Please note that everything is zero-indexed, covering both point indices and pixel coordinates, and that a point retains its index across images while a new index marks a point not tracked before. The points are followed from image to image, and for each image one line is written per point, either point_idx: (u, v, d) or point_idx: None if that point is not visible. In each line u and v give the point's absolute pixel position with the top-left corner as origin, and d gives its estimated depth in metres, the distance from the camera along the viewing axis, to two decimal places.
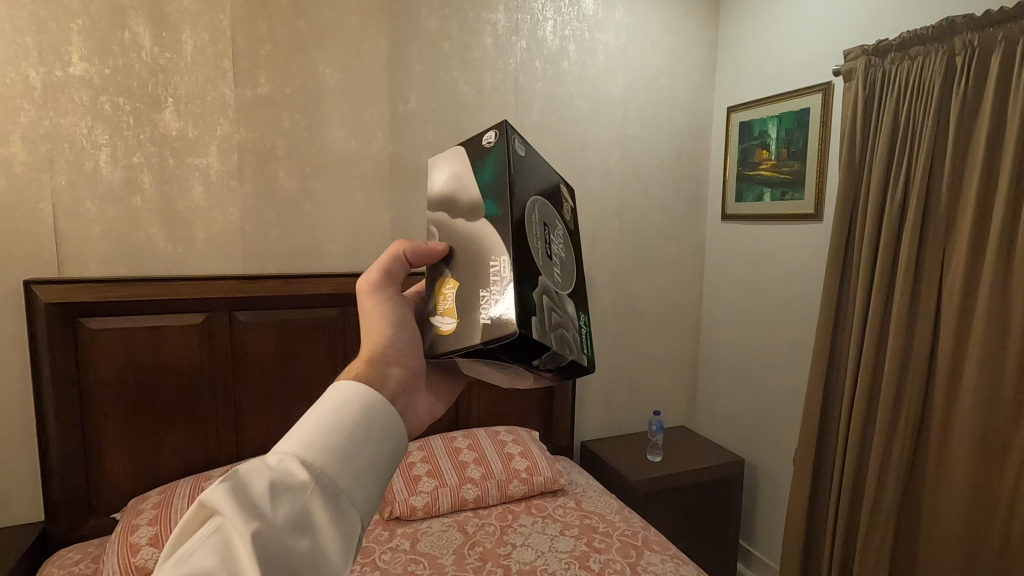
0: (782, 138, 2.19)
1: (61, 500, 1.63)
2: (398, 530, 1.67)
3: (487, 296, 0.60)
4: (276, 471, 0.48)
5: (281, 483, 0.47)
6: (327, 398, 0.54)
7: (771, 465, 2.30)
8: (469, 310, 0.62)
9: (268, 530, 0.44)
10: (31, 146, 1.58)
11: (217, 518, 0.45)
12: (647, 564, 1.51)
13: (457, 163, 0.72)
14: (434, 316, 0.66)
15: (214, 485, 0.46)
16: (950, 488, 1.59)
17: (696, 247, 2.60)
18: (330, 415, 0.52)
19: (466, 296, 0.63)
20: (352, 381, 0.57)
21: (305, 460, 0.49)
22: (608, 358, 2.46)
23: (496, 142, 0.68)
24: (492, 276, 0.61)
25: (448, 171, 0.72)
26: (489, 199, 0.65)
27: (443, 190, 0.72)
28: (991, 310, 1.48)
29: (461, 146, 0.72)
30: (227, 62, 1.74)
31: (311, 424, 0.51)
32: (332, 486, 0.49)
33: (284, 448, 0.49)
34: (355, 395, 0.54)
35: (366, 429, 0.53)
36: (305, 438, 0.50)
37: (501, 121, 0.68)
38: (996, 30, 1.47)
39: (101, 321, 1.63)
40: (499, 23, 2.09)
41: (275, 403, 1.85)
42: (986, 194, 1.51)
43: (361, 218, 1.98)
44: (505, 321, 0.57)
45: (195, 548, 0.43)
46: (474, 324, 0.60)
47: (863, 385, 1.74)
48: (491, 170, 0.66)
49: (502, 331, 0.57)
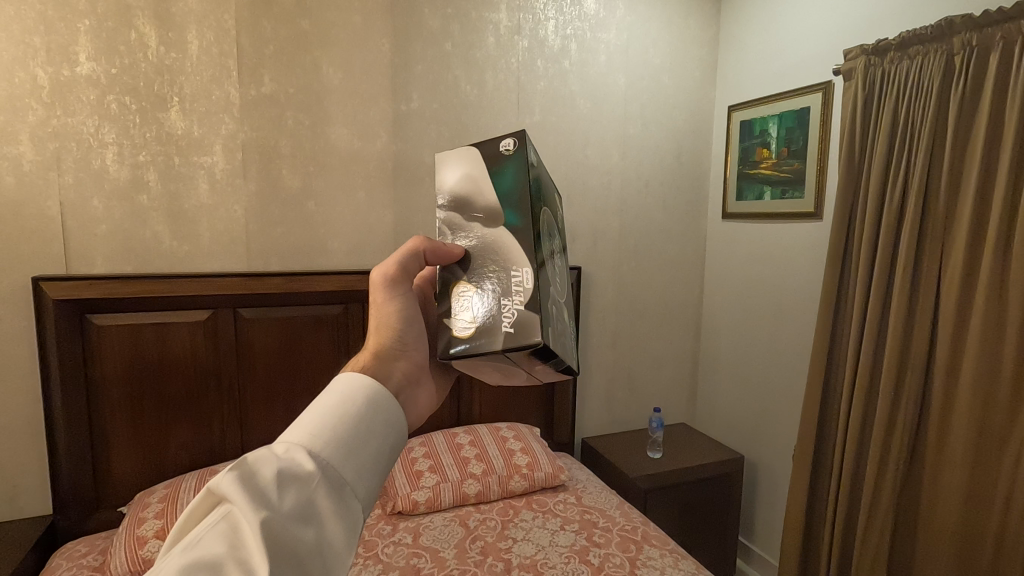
0: (782, 137, 2.20)
1: (70, 492, 1.66)
2: (401, 524, 1.69)
3: (507, 306, 0.64)
4: (283, 460, 0.49)
5: (288, 472, 0.49)
6: (333, 390, 0.56)
7: (771, 462, 2.31)
8: (487, 317, 0.65)
9: (274, 518, 0.46)
10: (39, 145, 1.60)
11: (225, 505, 0.47)
12: (646, 559, 1.53)
13: (469, 164, 0.73)
14: (448, 318, 0.67)
15: (223, 473, 0.47)
16: (947, 485, 1.60)
17: (697, 245, 2.61)
18: (337, 406, 0.54)
19: (486, 301, 0.66)
20: (356, 373, 0.59)
21: (311, 450, 0.51)
22: (609, 354, 2.48)
23: (515, 151, 0.71)
24: (512, 286, 0.65)
25: (459, 170, 0.73)
26: (510, 209, 0.69)
27: (455, 190, 0.73)
28: (988, 306, 1.50)
29: (473, 147, 0.74)
30: (232, 61, 1.76)
31: (317, 416, 0.53)
32: (337, 477, 0.51)
33: (291, 438, 0.51)
34: (361, 389, 0.56)
35: (371, 421, 0.55)
36: (311, 429, 0.52)
37: (520, 131, 0.72)
38: (994, 30, 1.48)
39: (109, 316, 1.65)
40: (501, 23, 2.10)
41: (280, 399, 1.87)
42: (985, 192, 1.53)
43: (365, 216, 2.00)
44: (529, 331, 0.62)
45: (204, 533, 0.45)
46: (493, 331, 0.64)
47: (861, 384, 1.76)
48: (511, 179, 0.70)
49: (526, 339, 0.62)
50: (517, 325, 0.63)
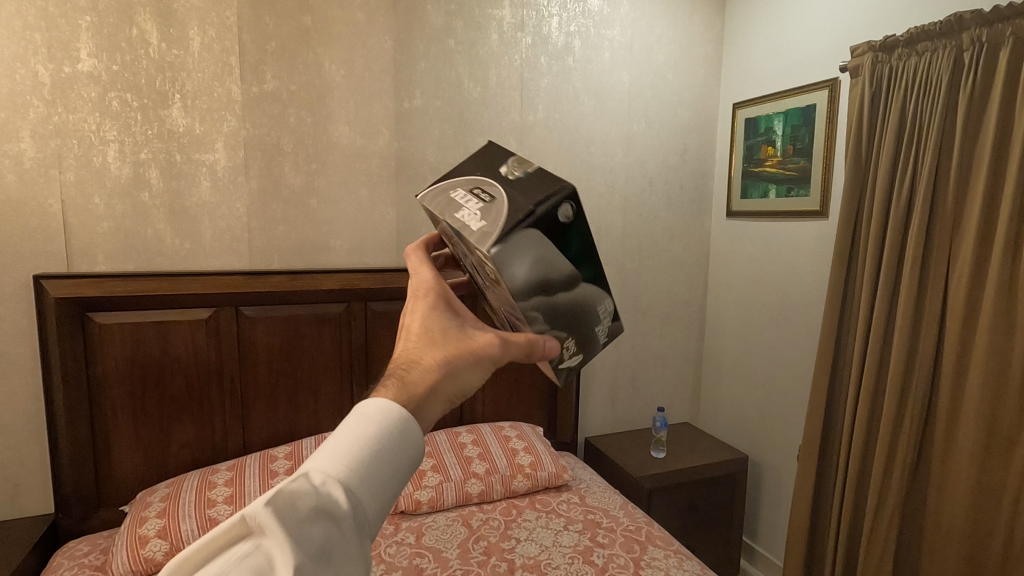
0: (788, 134, 2.18)
1: (72, 491, 1.66)
2: (404, 523, 1.68)
3: (601, 330, 0.78)
4: (320, 493, 0.49)
5: (322, 510, 0.48)
6: (373, 416, 0.53)
7: (776, 463, 2.30)
8: (588, 343, 0.78)
9: (305, 562, 0.45)
10: (40, 142, 1.59)
11: (257, 537, 0.46)
12: (651, 559, 1.51)
13: (535, 248, 0.69)
14: (563, 362, 0.77)
15: (260, 503, 0.46)
16: (955, 485, 1.58)
17: (701, 242, 2.59)
18: (374, 437, 0.52)
19: (586, 334, 0.77)
20: (391, 401, 0.55)
21: (345, 485, 0.50)
22: (613, 353, 2.47)
23: (573, 217, 0.72)
24: (602, 315, 0.77)
25: (529, 257, 0.68)
26: (586, 269, 0.73)
27: (532, 278, 0.68)
28: (998, 304, 1.48)
29: (530, 229, 0.68)
30: (234, 58, 1.75)
31: (354, 445, 0.51)
32: (364, 516, 0.50)
33: (327, 468, 0.50)
34: (397, 420, 0.54)
35: (403, 456, 0.53)
36: (347, 461, 0.50)
37: (573, 192, 0.71)
38: (1004, 26, 1.46)
39: (111, 314, 1.64)
40: (505, 19, 2.09)
41: (283, 398, 1.86)
42: (994, 189, 1.51)
43: (368, 215, 1.99)
44: (614, 331, 0.81)
45: (234, 566, 0.45)
46: (594, 347, 0.80)
47: (867, 384, 1.74)
48: (579, 245, 0.72)
49: (615, 335, 0.82)
50: (609, 332, 0.80)
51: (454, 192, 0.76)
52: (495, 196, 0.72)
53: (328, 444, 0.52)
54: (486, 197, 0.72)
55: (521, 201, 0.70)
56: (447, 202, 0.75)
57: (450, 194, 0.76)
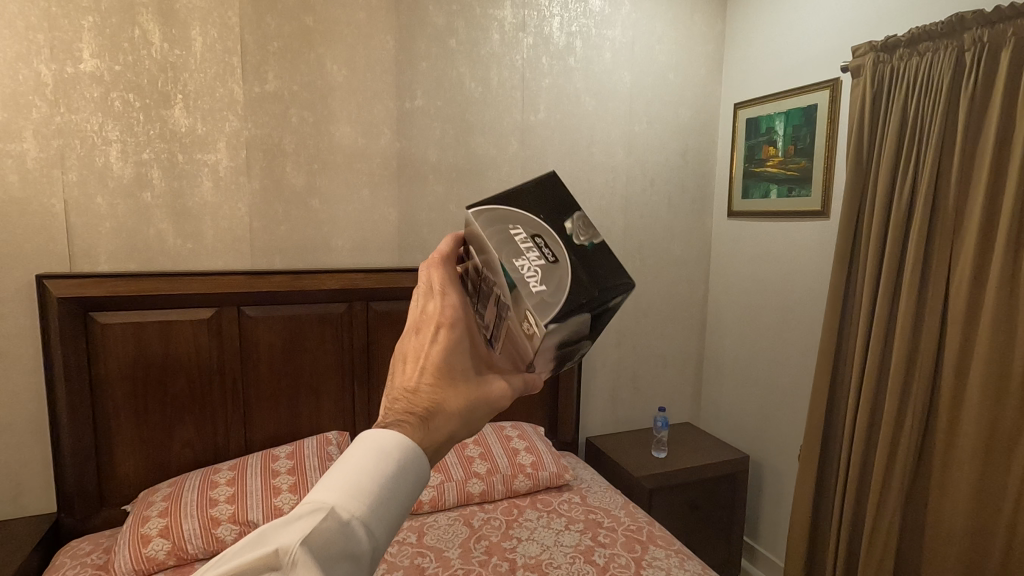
0: (789, 134, 2.18)
1: (75, 491, 1.66)
2: (405, 523, 1.68)
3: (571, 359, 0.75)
4: (345, 532, 0.49)
5: (347, 549, 0.49)
6: (390, 453, 0.54)
7: (777, 463, 2.30)
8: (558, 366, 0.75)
9: None
10: (42, 142, 1.59)
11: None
12: (652, 559, 1.51)
13: (577, 322, 0.64)
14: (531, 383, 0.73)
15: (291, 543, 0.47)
16: (956, 484, 1.58)
17: (702, 241, 2.59)
18: (394, 476, 0.53)
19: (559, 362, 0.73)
20: (403, 434, 0.56)
21: (366, 523, 0.50)
22: (614, 353, 2.47)
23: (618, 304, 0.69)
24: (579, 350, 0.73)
25: (568, 329, 0.63)
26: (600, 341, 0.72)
27: (556, 341, 0.63)
28: (999, 303, 1.48)
29: (586, 314, 0.64)
30: (236, 58, 1.75)
31: (376, 483, 0.52)
32: (379, 552, 0.51)
33: (350, 507, 0.50)
34: (412, 457, 0.55)
35: (414, 492, 0.55)
36: (370, 500, 0.51)
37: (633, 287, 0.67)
38: (1005, 27, 1.46)
39: (113, 314, 1.65)
40: (506, 19, 2.09)
41: (284, 398, 1.86)
42: (995, 190, 1.51)
43: (369, 215, 1.99)
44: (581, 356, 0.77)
45: None
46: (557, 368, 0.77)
47: (868, 384, 1.74)
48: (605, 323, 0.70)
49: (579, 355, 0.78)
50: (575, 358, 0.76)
51: (514, 230, 0.68)
52: (557, 262, 0.66)
53: (347, 477, 0.52)
54: (548, 256, 0.67)
55: (585, 280, 0.65)
56: (506, 238, 0.67)
57: (509, 230, 0.68)
